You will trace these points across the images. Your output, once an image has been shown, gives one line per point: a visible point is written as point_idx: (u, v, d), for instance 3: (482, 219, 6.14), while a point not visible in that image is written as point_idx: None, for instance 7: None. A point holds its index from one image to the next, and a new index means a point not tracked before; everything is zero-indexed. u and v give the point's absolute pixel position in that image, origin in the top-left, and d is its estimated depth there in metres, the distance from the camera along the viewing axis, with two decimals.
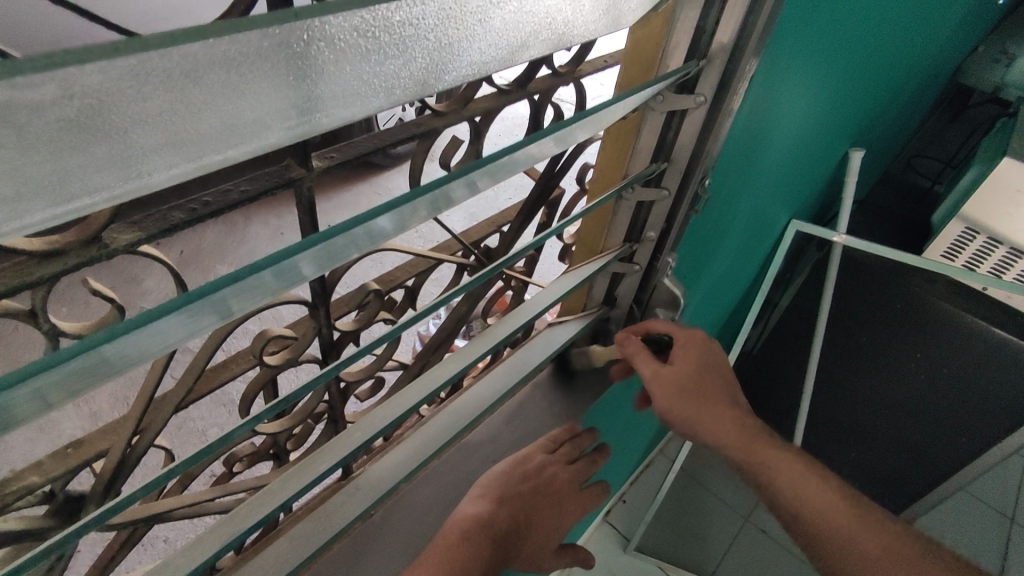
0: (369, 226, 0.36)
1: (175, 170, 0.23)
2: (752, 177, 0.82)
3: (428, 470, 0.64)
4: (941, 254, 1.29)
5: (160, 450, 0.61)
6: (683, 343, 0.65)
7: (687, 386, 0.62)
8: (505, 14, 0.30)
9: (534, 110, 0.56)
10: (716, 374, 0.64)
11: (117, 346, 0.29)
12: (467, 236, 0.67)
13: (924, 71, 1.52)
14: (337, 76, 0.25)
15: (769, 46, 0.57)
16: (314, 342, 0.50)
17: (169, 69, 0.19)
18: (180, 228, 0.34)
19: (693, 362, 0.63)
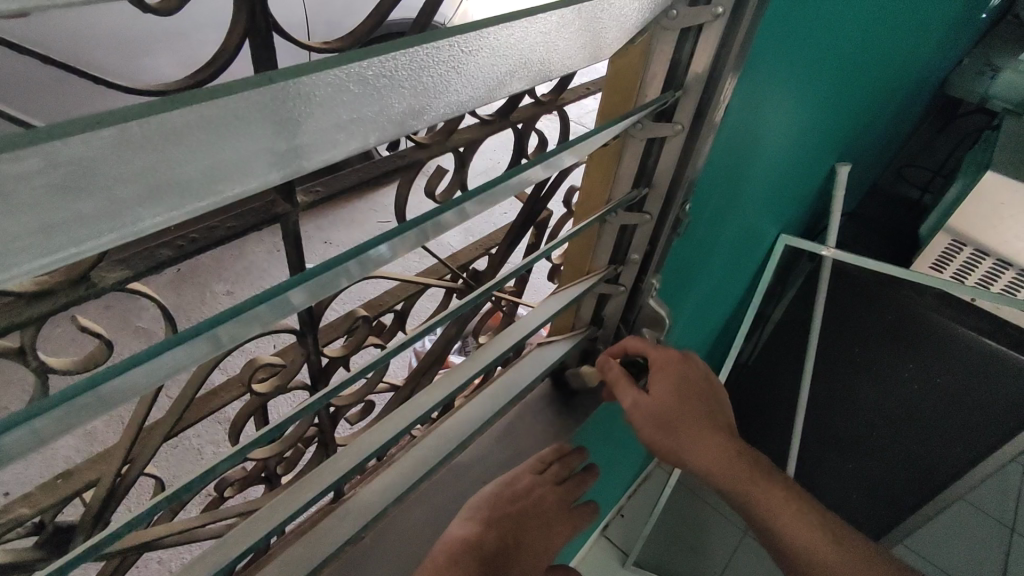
0: (366, 259, 0.38)
1: (161, 219, 0.23)
2: (737, 195, 0.84)
3: (417, 493, 0.64)
4: (929, 267, 1.30)
5: (151, 477, 0.61)
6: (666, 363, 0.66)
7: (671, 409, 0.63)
8: (480, 58, 0.31)
9: (518, 138, 0.57)
10: (700, 391, 0.65)
11: (113, 385, 0.30)
12: (454, 259, 0.69)
13: (909, 86, 1.55)
14: (314, 127, 0.26)
15: (746, 71, 0.58)
16: (303, 369, 0.51)
17: (152, 134, 0.21)
18: (167, 266, 0.35)
19: (677, 382, 0.65)
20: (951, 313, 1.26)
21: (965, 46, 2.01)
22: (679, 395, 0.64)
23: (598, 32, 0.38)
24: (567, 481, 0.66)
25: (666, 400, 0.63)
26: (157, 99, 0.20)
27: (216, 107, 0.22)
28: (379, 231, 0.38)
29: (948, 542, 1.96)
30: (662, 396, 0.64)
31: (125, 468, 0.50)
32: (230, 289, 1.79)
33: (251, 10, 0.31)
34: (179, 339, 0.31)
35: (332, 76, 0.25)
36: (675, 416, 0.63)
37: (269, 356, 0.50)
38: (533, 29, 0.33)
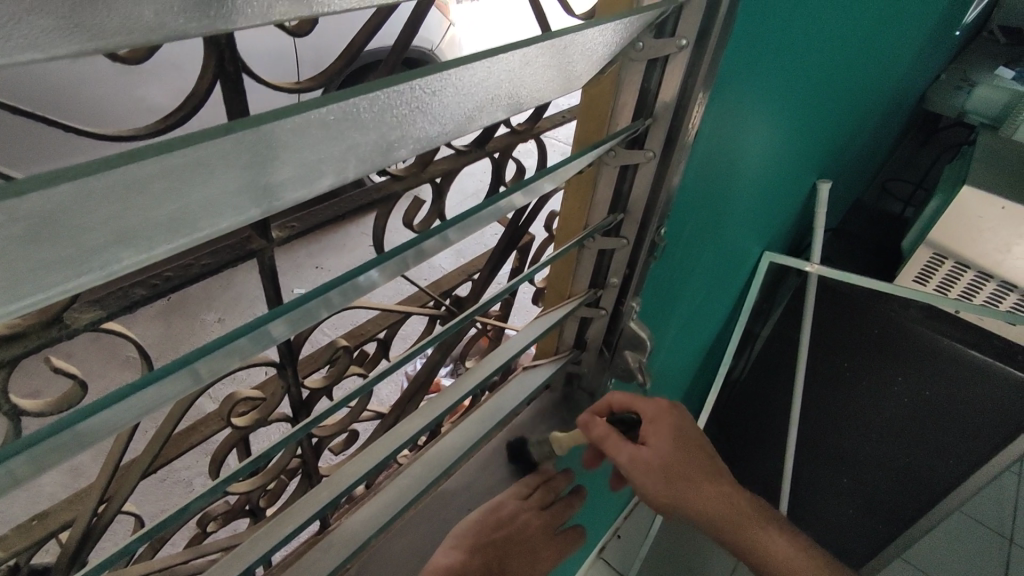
0: (355, 283, 0.38)
1: (126, 261, 0.24)
2: (718, 215, 0.85)
3: (403, 522, 0.64)
4: (912, 280, 1.31)
5: (131, 515, 0.60)
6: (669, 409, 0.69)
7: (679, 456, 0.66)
8: (446, 96, 0.32)
9: (495, 167, 0.58)
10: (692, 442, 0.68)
11: (89, 423, 0.29)
12: (437, 286, 0.70)
13: (886, 102, 1.59)
14: (280, 169, 0.27)
15: (716, 97, 0.60)
16: (283, 401, 0.51)
17: (114, 187, 0.21)
18: (142, 304, 0.36)
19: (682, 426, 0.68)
20: (937, 325, 1.27)
21: (941, 62, 2.05)
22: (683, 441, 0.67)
23: (568, 64, 0.39)
24: (553, 504, 0.66)
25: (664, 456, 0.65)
26: (116, 153, 0.20)
27: (177, 158, 0.22)
28: (367, 259, 0.38)
29: (946, 553, 1.95)
30: (670, 442, 0.66)
31: (103, 506, 0.49)
32: (220, 317, 1.79)
33: (220, 55, 0.32)
34: (152, 378, 0.30)
35: (293, 123, 0.25)
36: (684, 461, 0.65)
37: (249, 390, 0.50)
38: (498, 68, 0.34)
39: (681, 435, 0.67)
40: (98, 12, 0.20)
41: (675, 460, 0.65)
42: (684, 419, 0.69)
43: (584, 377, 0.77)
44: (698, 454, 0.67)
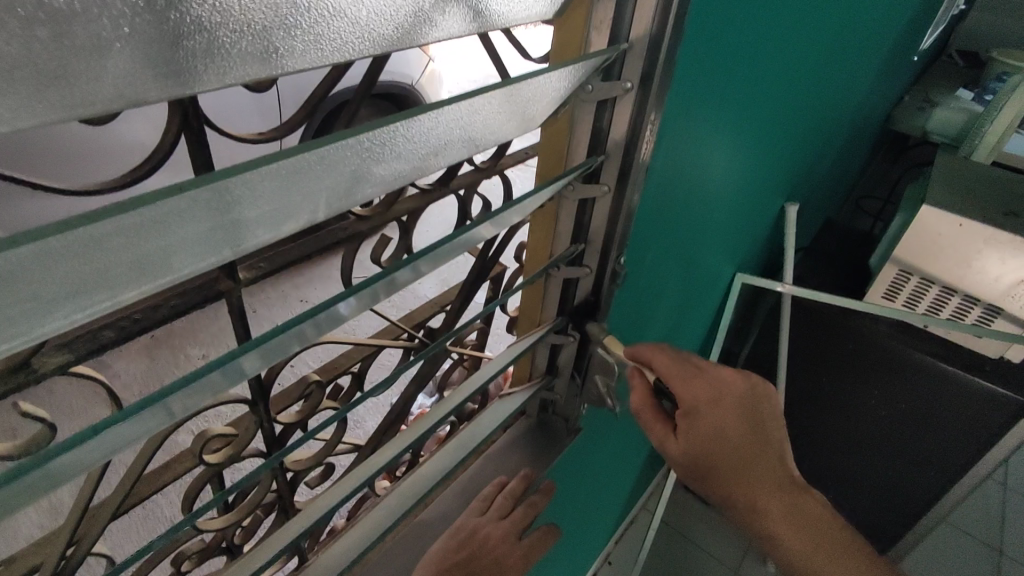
0: (332, 312, 0.39)
1: (90, 309, 0.25)
2: (684, 239, 0.88)
3: (378, 554, 0.64)
4: (882, 296, 1.34)
5: (104, 557, 0.60)
6: (719, 390, 0.62)
7: (715, 449, 0.61)
8: (401, 144, 0.34)
9: (461, 203, 0.61)
10: (734, 424, 0.62)
11: (62, 461, 0.30)
12: (410, 319, 0.72)
13: (850, 125, 1.65)
14: (242, 218, 0.29)
15: (670, 132, 0.63)
16: (256, 437, 0.52)
17: (74, 247, 0.23)
18: (110, 348, 0.37)
19: (729, 411, 0.62)
20: (907, 340, 1.30)
21: (903, 86, 2.14)
22: (724, 431, 0.61)
23: (520, 108, 0.42)
24: (515, 510, 0.67)
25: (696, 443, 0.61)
26: (72, 217, 0.22)
27: (132, 218, 0.24)
28: (342, 288, 0.40)
29: (935, 567, 1.95)
30: (708, 433, 0.61)
31: (72, 549, 0.49)
32: (205, 351, 1.78)
33: (184, 112, 0.34)
34: (126, 413, 0.31)
35: (249, 179, 0.27)
36: (720, 454, 0.61)
37: (221, 427, 0.51)
38: (445, 119, 0.36)
39: (723, 425, 0.61)
40: (65, 89, 0.22)
41: (708, 453, 0.61)
42: (725, 401, 0.62)
43: (557, 403, 0.79)
44: (744, 441, 0.62)
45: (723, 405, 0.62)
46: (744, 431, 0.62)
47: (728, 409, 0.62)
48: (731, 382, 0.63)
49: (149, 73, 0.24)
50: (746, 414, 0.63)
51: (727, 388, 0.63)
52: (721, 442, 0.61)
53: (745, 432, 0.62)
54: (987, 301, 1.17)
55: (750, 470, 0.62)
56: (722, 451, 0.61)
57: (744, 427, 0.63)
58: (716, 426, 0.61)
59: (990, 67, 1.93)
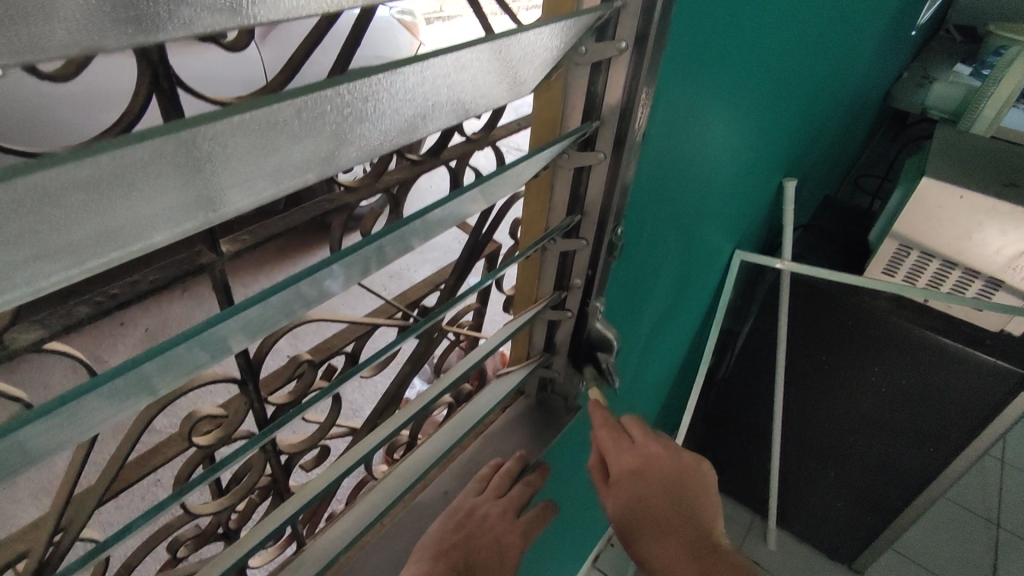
0: (321, 282, 0.38)
1: (55, 276, 0.24)
2: (681, 214, 0.87)
3: (377, 536, 0.63)
4: (881, 272, 1.33)
5: (94, 544, 0.59)
6: (649, 462, 0.67)
7: (639, 516, 0.66)
8: (386, 102, 0.32)
9: (452, 175, 0.59)
10: (664, 489, 0.66)
11: (31, 431, 0.28)
12: (405, 297, 0.71)
13: (849, 99, 1.64)
14: (216, 178, 0.27)
15: (665, 99, 0.61)
16: (246, 418, 0.51)
17: (22, 199, 0.21)
18: (88, 323, 0.36)
19: (654, 483, 0.66)
20: (908, 315, 1.29)
21: (901, 62, 2.12)
22: (647, 499, 0.66)
23: (510, 69, 0.40)
24: (514, 489, 0.66)
25: (625, 504, 0.66)
26: (17, 166, 0.20)
27: (90, 167, 0.22)
28: (328, 254, 0.38)
29: (933, 541, 1.97)
30: (633, 499, 0.66)
31: (59, 535, 0.48)
32: None
33: (153, 71, 0.33)
34: (101, 380, 0.29)
35: (221, 129, 0.25)
36: (644, 520, 0.65)
37: (211, 408, 0.50)
38: (431, 74, 0.34)
39: (645, 494, 0.66)
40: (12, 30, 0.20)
41: (632, 518, 0.66)
42: (657, 467, 0.67)
43: (556, 381, 0.78)
44: (667, 508, 0.66)
45: (653, 472, 0.67)
46: (671, 503, 0.66)
47: (654, 478, 0.66)
48: (661, 458, 0.67)
49: (108, 19, 0.23)
50: (676, 482, 0.67)
51: (655, 461, 0.67)
52: (645, 509, 0.66)
53: (669, 506, 0.66)
54: (987, 274, 1.16)
55: (673, 533, 0.66)
56: (645, 519, 0.66)
57: (673, 493, 0.67)
58: (642, 495, 0.66)
59: (988, 40, 1.91)
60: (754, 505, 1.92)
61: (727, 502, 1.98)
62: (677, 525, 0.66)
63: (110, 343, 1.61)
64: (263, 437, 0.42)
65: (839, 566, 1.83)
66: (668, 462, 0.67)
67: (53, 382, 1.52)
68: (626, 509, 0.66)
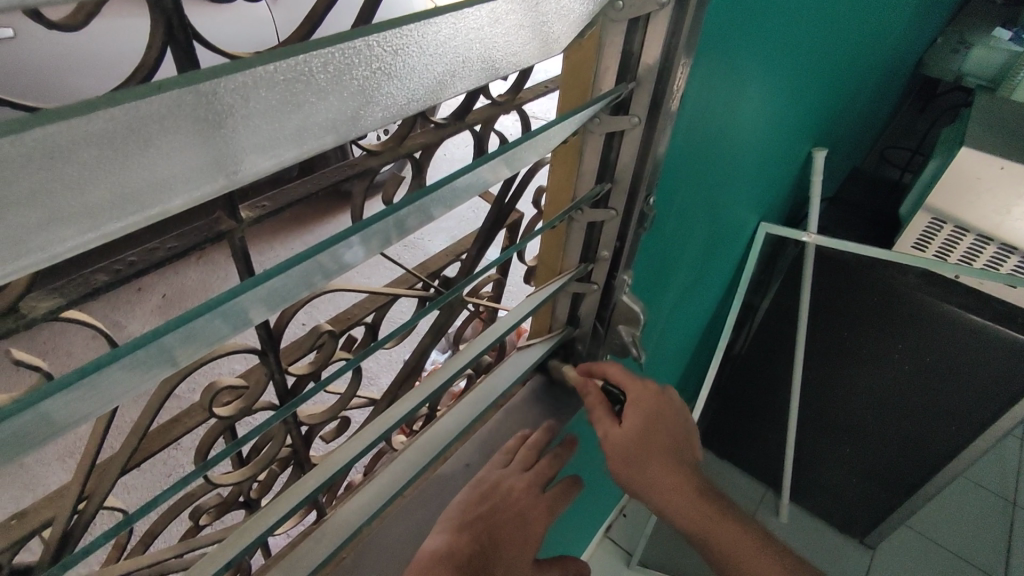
0: (340, 253, 0.36)
1: (73, 241, 0.22)
2: (710, 185, 0.84)
3: (399, 508, 0.63)
4: (912, 246, 1.29)
5: (119, 510, 0.60)
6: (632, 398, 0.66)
7: (635, 450, 0.63)
8: (412, 58, 0.30)
9: (477, 140, 0.57)
10: (666, 423, 0.66)
11: (55, 403, 0.27)
12: (425, 267, 0.69)
13: (883, 65, 1.57)
14: (236, 137, 0.25)
15: (704, 62, 0.57)
16: (267, 388, 0.50)
17: (30, 154, 0.19)
18: (105, 291, 0.35)
19: (640, 416, 0.65)
20: (937, 292, 1.25)
21: (937, 25, 2.02)
22: (655, 429, 0.65)
23: (543, 24, 0.37)
24: (538, 463, 0.65)
25: (638, 431, 0.64)
26: (21, 117, 0.18)
27: (102, 121, 0.20)
28: (348, 225, 0.36)
29: (949, 519, 1.96)
30: (628, 437, 0.63)
31: (84, 503, 0.48)
32: None
33: (168, 21, 0.31)
34: (122, 352, 0.28)
35: (240, 81, 0.23)
36: (644, 455, 0.63)
37: (232, 378, 0.49)
38: (464, 27, 0.31)
39: (652, 424, 0.65)
40: None
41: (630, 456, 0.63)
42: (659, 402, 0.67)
43: (579, 355, 0.76)
44: (669, 440, 0.65)
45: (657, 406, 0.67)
46: (672, 437, 0.66)
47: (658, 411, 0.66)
48: (642, 394, 0.66)
49: None
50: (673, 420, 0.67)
51: (638, 397, 0.66)
52: (655, 437, 0.64)
53: (660, 440, 0.65)
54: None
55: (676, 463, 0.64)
56: (653, 447, 0.64)
57: (673, 428, 0.66)
58: (638, 427, 0.64)
59: None
60: (768, 480, 1.92)
61: (741, 476, 1.98)
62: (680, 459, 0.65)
63: (129, 311, 1.61)
64: (284, 411, 0.41)
65: (852, 541, 1.83)
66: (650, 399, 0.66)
67: (75, 349, 1.54)
68: (637, 439, 0.64)
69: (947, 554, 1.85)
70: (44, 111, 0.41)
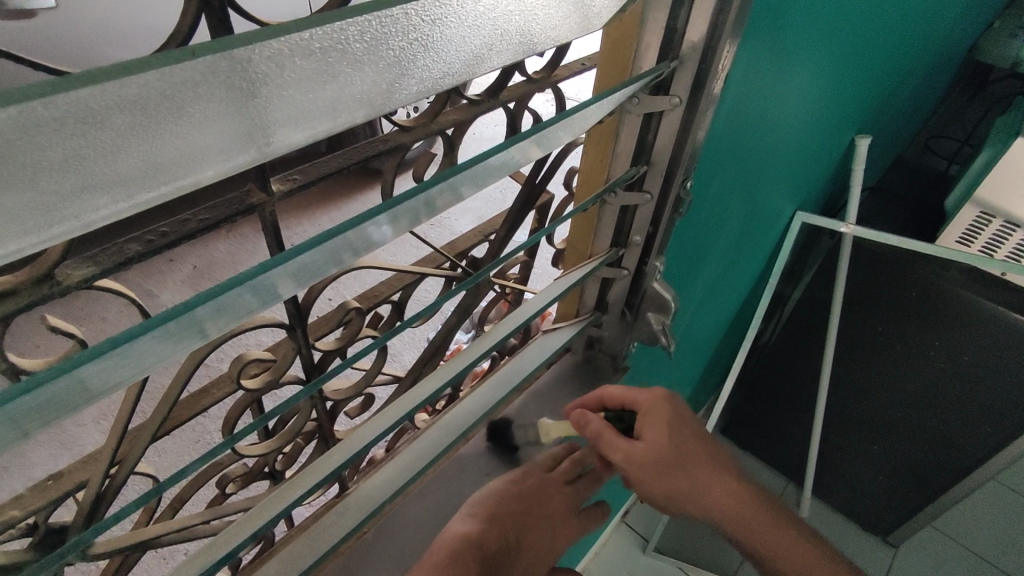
0: (367, 231, 0.35)
1: (104, 210, 0.22)
2: (748, 172, 0.81)
3: (421, 486, 0.64)
4: (956, 241, 1.24)
5: (149, 475, 0.61)
6: (644, 412, 0.63)
7: (661, 468, 0.61)
8: (449, 27, 0.29)
9: (510, 118, 0.56)
10: (687, 426, 0.63)
11: (90, 369, 0.28)
12: (453, 247, 0.69)
13: (937, 48, 1.48)
14: (268, 107, 0.24)
15: (750, 41, 0.54)
16: (295, 363, 0.50)
17: (63, 118, 0.19)
18: (139, 260, 0.35)
19: (659, 430, 0.62)
20: (980, 288, 1.19)
21: (997, 6, 1.91)
22: (676, 439, 0.62)
23: None
24: (579, 480, 0.65)
25: (659, 446, 0.61)
26: (52, 79, 0.18)
27: (136, 86, 0.20)
28: (378, 203, 0.35)
29: (977, 522, 1.91)
30: (648, 456, 0.61)
31: (116, 467, 0.50)
32: None
33: None
34: (154, 323, 0.28)
35: (275, 48, 0.22)
36: (669, 470, 0.61)
37: (260, 351, 0.50)
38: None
39: (672, 435, 0.62)
40: None
41: (653, 476, 0.61)
42: (672, 406, 0.64)
43: (605, 340, 0.75)
44: (694, 444, 0.63)
45: (670, 412, 0.63)
46: (694, 439, 0.63)
47: (671, 417, 0.63)
48: (654, 404, 0.64)
49: None
50: (690, 421, 0.64)
51: (650, 410, 0.63)
52: (678, 448, 0.62)
53: (686, 449, 0.62)
54: None
55: (705, 469, 0.62)
56: (678, 461, 0.61)
57: (693, 430, 0.64)
58: (658, 444, 0.61)
59: None
60: (789, 472, 1.89)
61: (763, 468, 1.96)
62: (711, 461, 0.63)
63: (161, 280, 1.64)
64: (312, 387, 0.41)
65: (873, 538, 1.81)
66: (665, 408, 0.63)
67: (109, 315, 1.58)
68: (658, 457, 0.61)
69: (971, 557, 1.81)
70: (69, 74, 0.41)
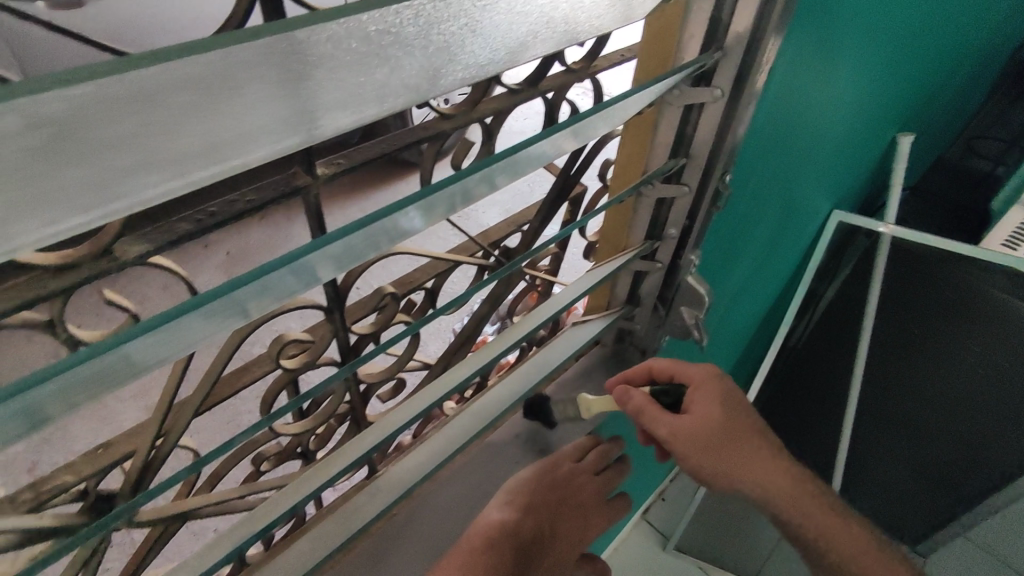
0: (397, 222, 0.36)
1: (163, 186, 0.23)
2: (787, 169, 0.79)
3: (451, 472, 0.65)
4: (1001, 243, 1.19)
5: (188, 450, 0.63)
6: (695, 385, 0.64)
7: (709, 440, 0.60)
8: (496, 15, 0.29)
9: (548, 107, 0.56)
10: (738, 402, 0.63)
11: (139, 345, 0.29)
12: (486, 236, 0.69)
13: (988, 44, 1.43)
14: (319, 91, 0.25)
15: (796, 33, 0.53)
16: (331, 345, 0.51)
17: (130, 95, 0.19)
18: (189, 238, 0.36)
19: (710, 402, 0.62)
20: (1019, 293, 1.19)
21: None
22: (727, 412, 0.62)
23: None
24: (607, 470, 0.65)
25: (709, 417, 0.61)
26: (122, 58, 0.19)
27: (199, 65, 0.20)
28: (409, 193, 0.35)
29: None
30: (697, 425, 0.61)
31: (160, 440, 0.52)
32: None
33: None
34: (201, 300, 0.29)
35: (331, 31, 0.23)
36: (716, 443, 0.60)
37: (299, 333, 0.51)
38: None
39: (724, 407, 0.62)
40: None
41: (700, 447, 0.60)
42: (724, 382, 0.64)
43: (636, 334, 0.75)
44: (743, 420, 0.63)
45: (722, 386, 0.64)
46: (744, 415, 0.63)
47: (723, 392, 0.63)
48: (706, 377, 0.64)
49: None
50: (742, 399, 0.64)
51: (701, 382, 0.63)
52: (729, 421, 0.61)
53: (736, 424, 0.62)
54: None
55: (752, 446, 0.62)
56: (727, 434, 0.61)
57: (743, 407, 0.64)
58: (707, 416, 0.61)
59: None
60: None
61: None
62: (758, 439, 0.63)
63: (198, 264, 1.69)
64: (348, 368, 0.42)
65: None
66: (717, 381, 0.64)
67: (149, 296, 1.63)
68: (707, 428, 0.61)
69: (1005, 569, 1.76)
70: (128, 56, 0.42)
